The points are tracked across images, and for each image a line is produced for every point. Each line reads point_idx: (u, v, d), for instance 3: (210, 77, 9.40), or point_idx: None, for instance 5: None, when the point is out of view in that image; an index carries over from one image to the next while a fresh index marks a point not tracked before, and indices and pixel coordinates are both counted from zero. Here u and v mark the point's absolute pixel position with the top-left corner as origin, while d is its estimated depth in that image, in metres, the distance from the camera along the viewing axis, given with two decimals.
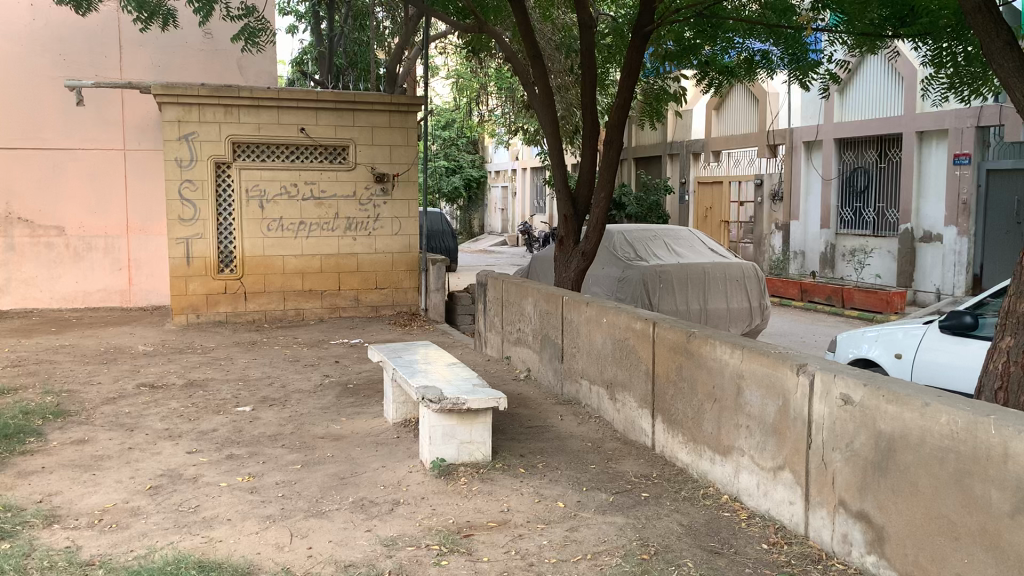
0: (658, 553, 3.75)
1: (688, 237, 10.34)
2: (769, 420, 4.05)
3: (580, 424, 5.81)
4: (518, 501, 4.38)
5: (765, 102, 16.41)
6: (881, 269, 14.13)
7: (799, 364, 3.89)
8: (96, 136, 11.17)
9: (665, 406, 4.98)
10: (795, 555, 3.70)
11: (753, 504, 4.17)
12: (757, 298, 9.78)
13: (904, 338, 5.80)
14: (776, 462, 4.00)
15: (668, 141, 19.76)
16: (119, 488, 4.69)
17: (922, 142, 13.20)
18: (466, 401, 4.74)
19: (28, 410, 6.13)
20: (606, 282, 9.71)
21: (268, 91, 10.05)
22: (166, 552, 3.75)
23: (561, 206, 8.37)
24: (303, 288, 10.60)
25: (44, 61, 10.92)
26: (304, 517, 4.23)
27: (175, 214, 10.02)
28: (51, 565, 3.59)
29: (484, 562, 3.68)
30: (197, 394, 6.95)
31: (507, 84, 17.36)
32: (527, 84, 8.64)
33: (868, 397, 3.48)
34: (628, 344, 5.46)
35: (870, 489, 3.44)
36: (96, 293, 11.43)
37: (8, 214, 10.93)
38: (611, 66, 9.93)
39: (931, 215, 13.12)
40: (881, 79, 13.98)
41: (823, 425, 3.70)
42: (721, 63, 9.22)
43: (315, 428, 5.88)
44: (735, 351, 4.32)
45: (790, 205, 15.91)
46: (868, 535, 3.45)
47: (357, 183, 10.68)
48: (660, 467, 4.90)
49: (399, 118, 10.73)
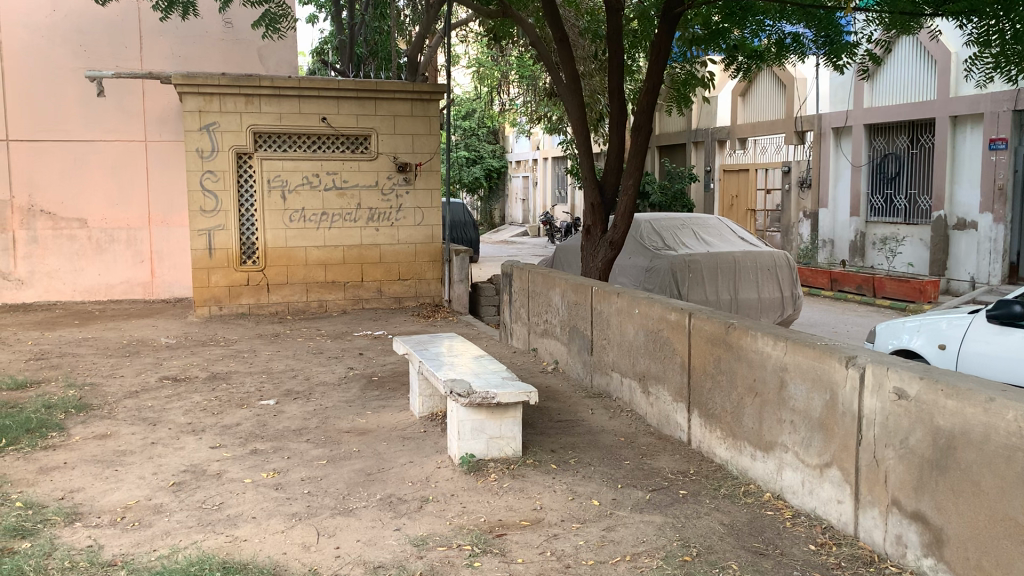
0: (700, 554, 3.58)
1: (717, 226, 10.12)
2: (814, 414, 3.87)
3: (612, 418, 5.65)
4: (551, 499, 4.23)
5: (793, 87, 16.11)
6: (913, 258, 13.81)
7: (847, 356, 3.71)
8: (118, 129, 11.13)
9: (703, 400, 4.80)
10: (844, 556, 3.51)
11: (798, 503, 3.99)
12: (789, 287, 9.58)
13: (949, 328, 5.56)
14: (823, 459, 3.81)
15: (692, 128, 19.48)
16: (142, 484, 4.59)
17: (956, 126, 12.86)
18: (495, 396, 4.57)
19: (51, 404, 6.05)
20: (633, 272, 9.53)
21: (289, 80, 9.93)
22: (190, 552, 3.63)
23: (588, 194, 8.15)
24: (325, 279, 10.51)
25: (64, 53, 10.87)
26: (331, 514, 4.11)
27: (197, 205, 9.93)
28: (71, 565, 3.48)
29: (518, 563, 3.53)
30: (220, 387, 6.86)
31: (528, 72, 17.17)
32: (552, 70, 8.40)
33: (925, 391, 3.29)
34: (662, 336, 5.28)
35: (928, 488, 3.25)
36: (118, 286, 11.39)
37: (31, 206, 10.87)
38: (638, 52, 9.74)
39: (965, 201, 12.78)
40: (913, 62, 13.66)
41: (875, 421, 3.51)
42: (751, 47, 8.97)
43: (341, 423, 5.76)
44: (779, 342, 4.13)
45: (819, 193, 15.60)
46: (925, 537, 3.26)
47: (380, 173, 10.54)
48: (698, 463, 4.73)
49: (421, 107, 10.59)
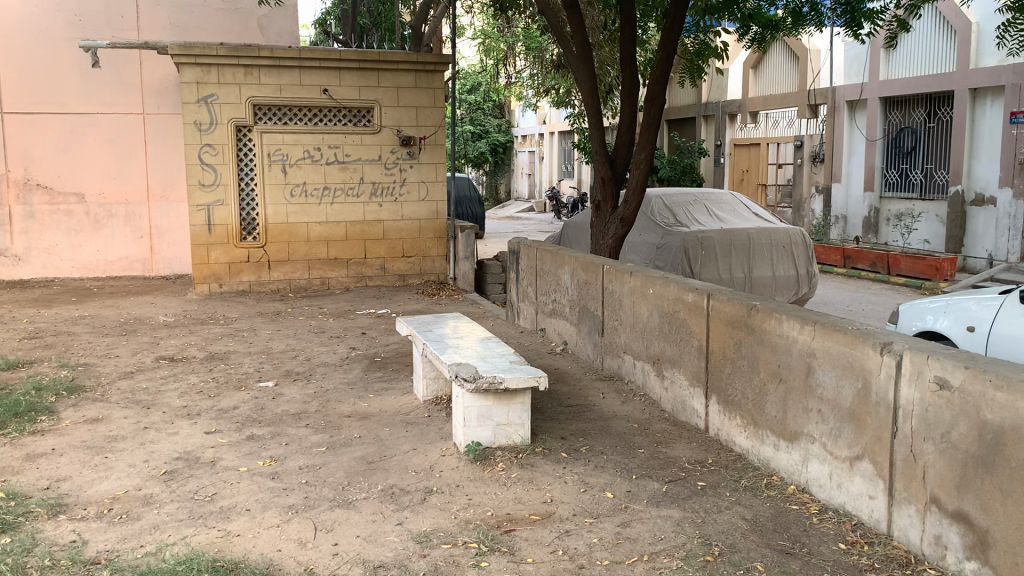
0: (723, 554, 3.34)
1: (730, 201, 9.84)
2: (845, 404, 3.61)
3: (624, 403, 5.41)
4: (562, 491, 4.00)
5: (806, 59, 15.71)
6: (929, 235, 13.48)
7: (882, 343, 3.45)
8: (115, 101, 10.84)
9: (721, 385, 4.56)
10: (878, 557, 3.27)
11: (825, 497, 3.75)
12: (805, 265, 9.29)
13: (979, 310, 5.23)
14: (853, 452, 3.56)
15: (702, 102, 19.04)
16: (132, 473, 4.37)
17: (975, 99, 12.50)
18: (503, 380, 4.32)
19: (41, 387, 5.83)
20: (643, 249, 9.29)
21: (288, 51, 9.62)
22: (179, 549, 3.41)
23: (598, 169, 7.82)
24: (327, 256, 10.27)
25: (58, 22, 10.56)
26: (330, 507, 3.88)
27: (195, 179, 9.64)
28: (52, 564, 3.27)
29: (528, 563, 3.30)
30: (218, 368, 6.63)
31: (535, 45, 16.79)
32: (562, 40, 8.05)
33: (971, 381, 3.03)
34: (678, 318, 5.02)
35: (972, 486, 3.01)
36: (118, 262, 11.16)
37: (26, 180, 10.60)
38: (650, 22, 9.38)
39: (984, 176, 12.46)
40: (932, 34, 13.25)
41: (913, 412, 3.26)
42: (766, 16, 8.57)
43: (341, 406, 5.53)
44: (806, 327, 3.88)
45: (832, 168, 15.23)
46: (968, 539, 3.02)
47: (383, 146, 10.25)
48: (716, 453, 4.49)
49: (425, 78, 10.28)
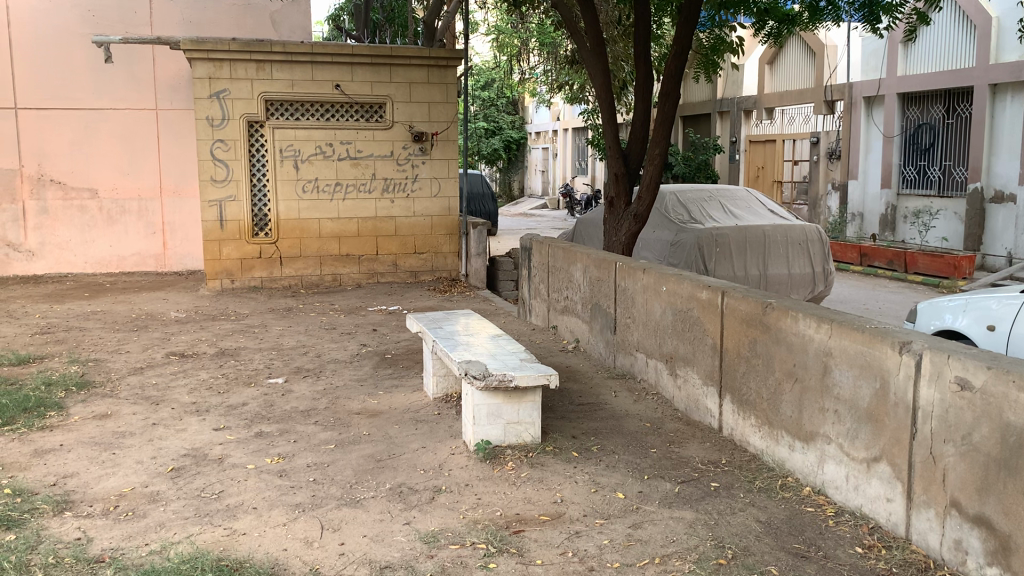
0: (736, 557, 3.27)
1: (745, 198, 9.74)
2: (862, 405, 3.53)
3: (637, 402, 5.34)
4: (572, 491, 3.93)
5: (822, 55, 15.55)
6: (947, 232, 13.30)
7: (901, 342, 3.36)
8: (128, 97, 10.85)
9: (735, 385, 4.49)
10: (895, 562, 3.19)
11: (841, 499, 3.67)
12: (821, 263, 9.17)
13: (999, 309, 5.12)
14: (870, 453, 3.49)
15: (717, 98, 18.91)
16: (138, 469, 4.34)
17: (996, 95, 12.30)
18: (513, 378, 4.27)
19: (51, 382, 5.82)
20: (657, 246, 9.21)
21: (301, 46, 9.59)
22: (183, 548, 3.38)
23: (611, 163, 7.72)
24: (339, 252, 10.24)
25: (71, 17, 10.57)
26: (337, 506, 3.84)
27: (208, 175, 9.63)
28: (56, 562, 3.23)
29: (537, 565, 3.23)
30: (228, 364, 6.61)
31: (550, 41, 16.71)
32: (576, 33, 7.96)
33: (993, 382, 2.94)
34: (691, 315, 4.94)
35: (993, 490, 2.92)
36: (130, 258, 11.19)
37: (40, 175, 10.62)
38: (665, 16, 9.29)
39: (1004, 173, 12.26)
40: (952, 29, 13.08)
41: (933, 413, 3.18)
42: (782, 10, 8.42)
43: (351, 403, 5.49)
44: (822, 325, 3.79)
45: (848, 164, 15.07)
46: (989, 544, 2.94)
47: (395, 143, 10.19)
48: (730, 453, 4.41)
49: (438, 74, 10.22)
